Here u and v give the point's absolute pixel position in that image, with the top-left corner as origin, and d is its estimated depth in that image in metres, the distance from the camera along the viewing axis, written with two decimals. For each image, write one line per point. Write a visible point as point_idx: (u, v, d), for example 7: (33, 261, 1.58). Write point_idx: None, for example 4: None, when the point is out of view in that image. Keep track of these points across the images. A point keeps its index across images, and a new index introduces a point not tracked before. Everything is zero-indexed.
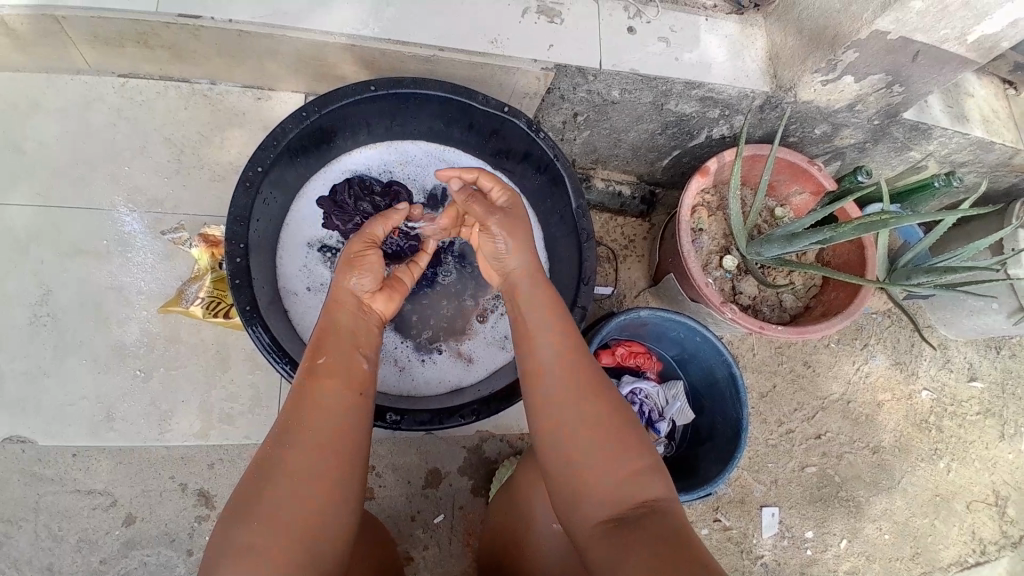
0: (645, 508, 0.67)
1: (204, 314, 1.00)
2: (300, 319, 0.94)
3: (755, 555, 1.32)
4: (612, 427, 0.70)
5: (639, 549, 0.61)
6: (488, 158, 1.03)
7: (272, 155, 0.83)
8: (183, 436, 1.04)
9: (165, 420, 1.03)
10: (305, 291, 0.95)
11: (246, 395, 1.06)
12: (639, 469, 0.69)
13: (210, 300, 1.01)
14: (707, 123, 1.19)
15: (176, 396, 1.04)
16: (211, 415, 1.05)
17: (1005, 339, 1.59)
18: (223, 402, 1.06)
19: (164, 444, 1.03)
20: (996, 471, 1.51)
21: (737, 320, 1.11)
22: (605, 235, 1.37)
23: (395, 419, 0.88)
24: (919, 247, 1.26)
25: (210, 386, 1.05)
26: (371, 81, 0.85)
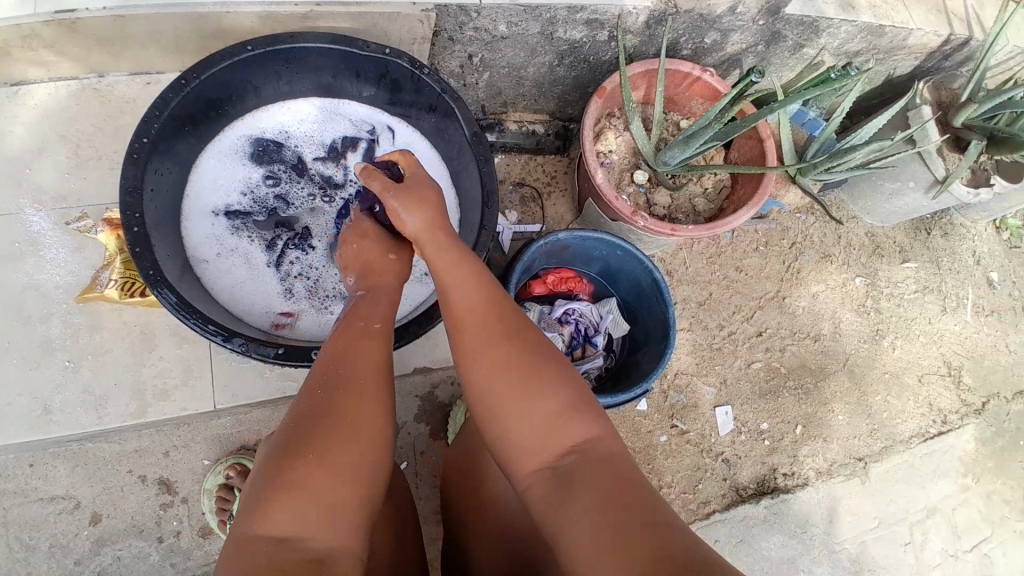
0: (580, 453, 0.69)
1: (120, 295, 1.02)
2: (214, 284, 0.95)
3: (715, 452, 1.38)
4: (542, 370, 0.71)
5: (579, 502, 0.64)
6: (383, 104, 1.05)
7: (156, 127, 0.84)
8: (122, 417, 1.06)
9: (102, 405, 1.05)
10: (215, 257, 0.96)
11: (177, 367, 1.08)
12: (569, 411, 0.71)
13: (124, 281, 1.03)
14: (599, 47, 1.22)
15: (110, 377, 1.06)
16: (146, 393, 1.07)
17: (934, 220, 1.68)
18: (157, 377, 1.08)
19: (108, 425, 1.05)
20: (943, 343, 1.61)
21: (649, 227, 1.16)
22: (526, 176, 1.41)
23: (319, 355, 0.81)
24: (823, 136, 1.32)
25: (140, 365, 1.07)
26: (248, 42, 0.88)
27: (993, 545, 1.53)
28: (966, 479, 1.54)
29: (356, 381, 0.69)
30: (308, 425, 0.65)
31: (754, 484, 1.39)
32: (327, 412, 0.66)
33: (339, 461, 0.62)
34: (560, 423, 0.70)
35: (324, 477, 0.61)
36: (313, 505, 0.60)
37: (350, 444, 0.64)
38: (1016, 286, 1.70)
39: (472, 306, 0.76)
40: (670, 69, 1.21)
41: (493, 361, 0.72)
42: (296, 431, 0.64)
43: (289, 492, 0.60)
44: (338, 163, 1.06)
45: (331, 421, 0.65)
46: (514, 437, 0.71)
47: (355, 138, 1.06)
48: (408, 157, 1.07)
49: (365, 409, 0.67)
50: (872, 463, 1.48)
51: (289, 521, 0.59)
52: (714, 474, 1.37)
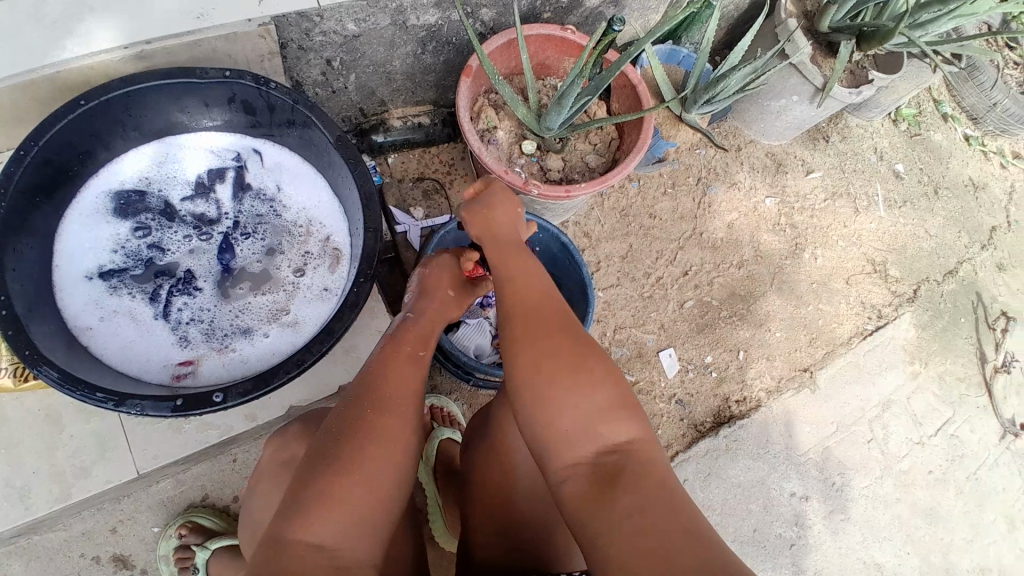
0: (619, 454, 0.71)
1: (15, 383, 0.92)
2: (103, 350, 0.91)
3: (668, 397, 1.42)
4: (593, 371, 0.74)
5: (616, 502, 0.67)
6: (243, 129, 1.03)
7: (3, 205, 0.81)
8: (48, 504, 0.96)
9: (26, 494, 0.95)
10: (98, 322, 0.92)
11: (92, 444, 0.98)
12: (609, 413, 0.73)
13: (14, 366, 0.92)
14: (457, 27, 1.21)
15: (25, 467, 0.95)
16: (66, 473, 0.96)
17: (830, 126, 1.73)
18: (73, 456, 0.97)
19: (37, 513, 0.95)
20: (863, 243, 1.67)
21: (544, 194, 1.16)
22: (425, 170, 1.40)
23: (219, 397, 0.79)
24: (697, 68, 1.34)
25: (52, 447, 0.96)
26: (79, 96, 0.84)
27: (959, 424, 1.60)
28: (915, 367, 1.61)
29: (398, 401, 0.78)
30: (351, 439, 0.74)
31: (711, 417, 1.43)
32: (363, 432, 0.74)
33: (369, 475, 0.72)
34: (602, 422, 0.72)
35: (366, 475, 0.72)
36: (348, 514, 0.70)
37: (375, 458, 0.73)
38: (919, 173, 1.77)
39: (533, 306, 0.79)
40: (530, 35, 1.21)
41: (546, 359, 0.74)
42: (344, 430, 0.75)
43: (329, 501, 0.69)
44: (209, 198, 1.03)
45: (373, 438, 0.74)
46: (557, 435, 0.73)
47: (222, 168, 1.03)
48: (281, 176, 1.05)
49: (398, 424, 0.76)
50: (818, 371, 1.53)
51: (324, 526, 0.68)
52: (670, 418, 1.41)
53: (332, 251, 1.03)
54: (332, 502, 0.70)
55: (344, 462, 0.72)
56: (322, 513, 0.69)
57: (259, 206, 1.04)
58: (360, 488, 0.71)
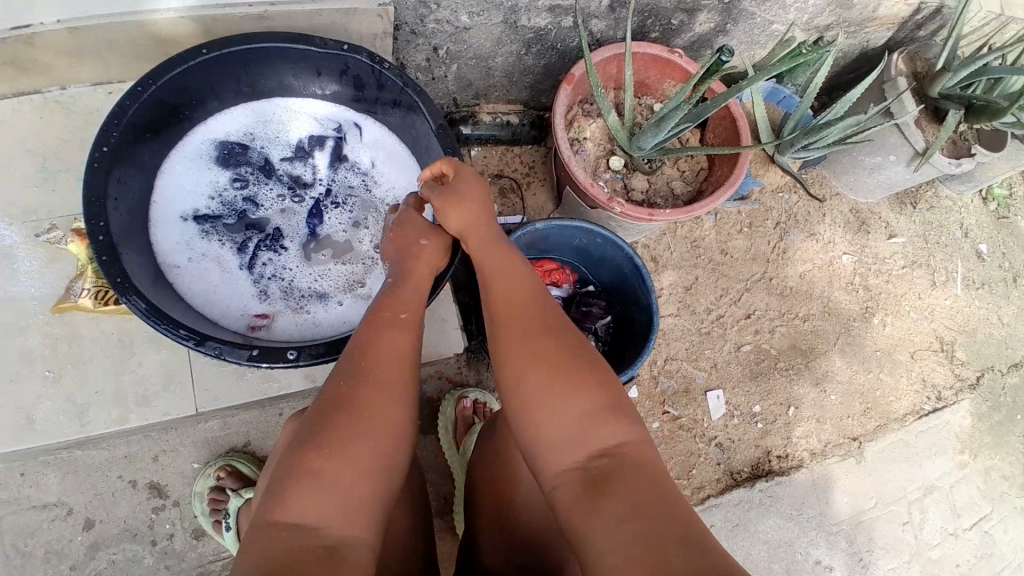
0: (612, 458, 0.71)
1: (95, 304, 0.97)
2: (186, 289, 0.95)
3: (707, 438, 1.39)
4: (583, 370, 0.74)
5: (612, 508, 0.66)
6: (349, 102, 1.04)
7: (116, 135, 0.84)
8: (104, 424, 0.99)
9: (85, 412, 0.98)
10: (186, 262, 0.96)
11: (157, 373, 1.01)
12: (602, 413, 0.73)
13: (97, 289, 0.98)
14: (565, 34, 1.21)
15: (93, 385, 0.99)
16: (128, 398, 1.00)
17: (919, 193, 1.67)
18: (138, 381, 1.01)
19: (91, 432, 0.98)
20: (934, 318, 1.61)
21: (626, 213, 1.16)
22: (504, 167, 1.40)
23: (294, 354, 0.82)
24: (798, 112, 1.31)
25: (120, 370, 1.00)
26: (202, 45, 0.87)
27: (992, 522, 1.52)
28: (965, 457, 1.54)
29: (383, 375, 0.73)
30: (332, 418, 0.69)
31: (749, 467, 1.40)
32: (346, 410, 0.69)
33: (354, 456, 0.67)
34: (594, 423, 0.72)
35: (352, 452, 0.67)
36: (335, 497, 0.65)
37: (357, 438, 0.68)
38: (1005, 256, 1.69)
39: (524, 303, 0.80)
40: (637, 53, 1.20)
41: (531, 356, 0.75)
42: (327, 406, 0.70)
43: (306, 478, 0.65)
44: (306, 162, 1.05)
45: (357, 415, 0.69)
46: (549, 435, 0.73)
47: (322, 136, 1.05)
48: (378, 153, 1.06)
49: (396, 401, 0.72)
50: (867, 442, 1.48)
51: (309, 510, 0.64)
52: (708, 460, 1.38)
53: None
54: (318, 476, 0.65)
55: (329, 438, 0.67)
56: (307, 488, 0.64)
57: (352, 178, 1.06)
58: (352, 468, 0.67)
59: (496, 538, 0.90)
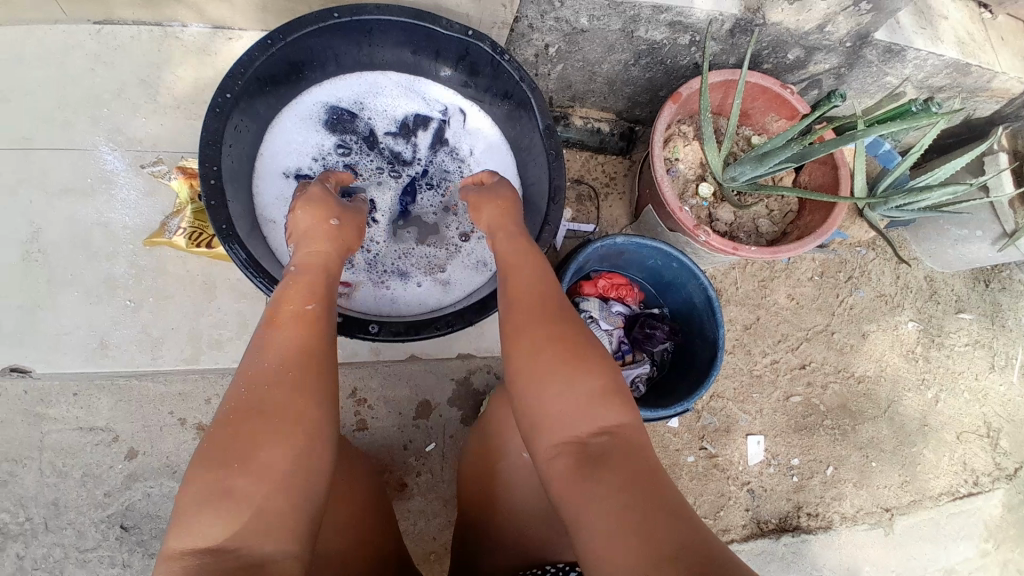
0: (608, 437, 0.66)
1: (187, 244, 1.05)
2: (277, 244, 0.98)
3: (741, 482, 1.37)
4: (574, 350, 0.69)
5: (608, 492, 0.60)
6: (458, 87, 1.06)
7: (237, 84, 0.85)
8: (174, 361, 1.08)
9: (158, 345, 1.07)
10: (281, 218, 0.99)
11: (234, 322, 1.10)
12: (594, 395, 0.67)
13: (192, 230, 1.05)
14: (678, 51, 1.18)
15: (170, 321, 1.08)
16: (201, 339, 1.09)
17: (994, 272, 1.62)
18: (214, 327, 1.09)
19: (161, 367, 1.08)
20: (986, 402, 1.55)
21: (712, 243, 1.12)
22: (586, 173, 1.39)
23: (375, 329, 0.86)
24: (897, 171, 1.27)
25: (199, 312, 1.09)
26: (333, 8, 0.87)
27: None
28: (987, 546, 1.49)
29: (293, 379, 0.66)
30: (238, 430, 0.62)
31: (776, 519, 1.37)
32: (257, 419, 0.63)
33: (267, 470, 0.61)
34: (590, 405, 0.66)
35: (269, 458, 0.62)
36: (251, 512, 0.59)
37: (273, 446, 0.62)
38: None
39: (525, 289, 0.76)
40: (750, 83, 1.17)
41: (525, 340, 0.70)
42: (238, 418, 0.64)
43: (230, 498, 0.59)
44: (408, 139, 1.07)
45: (263, 424, 0.63)
46: (546, 414, 0.67)
47: (428, 116, 1.07)
48: (478, 142, 1.08)
49: (305, 404, 0.66)
50: (899, 516, 1.45)
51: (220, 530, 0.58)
52: (737, 504, 1.36)
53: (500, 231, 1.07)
54: (238, 487, 0.60)
55: (237, 446, 0.62)
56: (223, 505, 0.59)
57: (449, 162, 1.08)
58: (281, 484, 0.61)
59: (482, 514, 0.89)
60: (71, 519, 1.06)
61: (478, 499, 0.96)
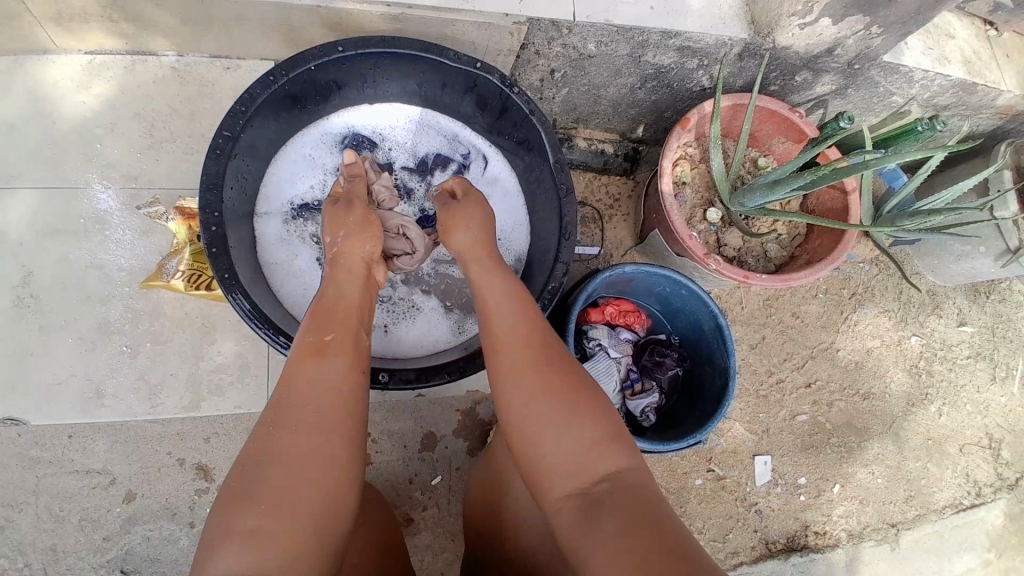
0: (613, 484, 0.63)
1: (186, 287, 1.02)
2: (272, 274, 1.02)
3: (749, 503, 1.36)
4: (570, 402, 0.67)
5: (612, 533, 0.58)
6: (483, 132, 1.10)
7: (241, 122, 0.85)
8: (176, 411, 1.06)
9: (158, 393, 1.05)
10: (278, 247, 1.03)
11: (236, 366, 1.08)
12: (597, 444, 0.65)
13: (191, 272, 1.02)
14: (686, 74, 1.16)
15: (167, 368, 1.06)
16: (202, 387, 1.07)
17: (992, 284, 1.58)
18: (215, 372, 1.07)
19: (159, 416, 1.05)
20: (987, 414, 1.53)
21: (722, 271, 1.11)
22: (589, 195, 1.37)
23: (385, 378, 0.86)
24: (903, 192, 1.25)
25: (199, 358, 1.07)
26: (339, 42, 0.88)
27: None
28: (989, 555, 1.48)
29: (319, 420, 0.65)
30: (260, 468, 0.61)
31: (784, 539, 1.37)
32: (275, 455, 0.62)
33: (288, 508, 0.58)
34: (591, 454, 0.65)
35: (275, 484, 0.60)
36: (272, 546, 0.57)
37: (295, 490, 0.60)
38: None
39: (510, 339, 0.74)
40: (760, 107, 1.16)
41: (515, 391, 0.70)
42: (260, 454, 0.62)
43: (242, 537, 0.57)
44: (423, 177, 1.12)
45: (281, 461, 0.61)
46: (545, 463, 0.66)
47: (449, 157, 1.12)
48: (493, 189, 1.12)
49: (314, 443, 0.63)
50: (905, 531, 1.44)
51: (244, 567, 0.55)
52: (746, 525, 1.36)
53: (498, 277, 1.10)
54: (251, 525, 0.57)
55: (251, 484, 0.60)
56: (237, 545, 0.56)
57: None
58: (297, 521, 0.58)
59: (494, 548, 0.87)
60: (70, 565, 1.03)
61: (483, 529, 0.90)
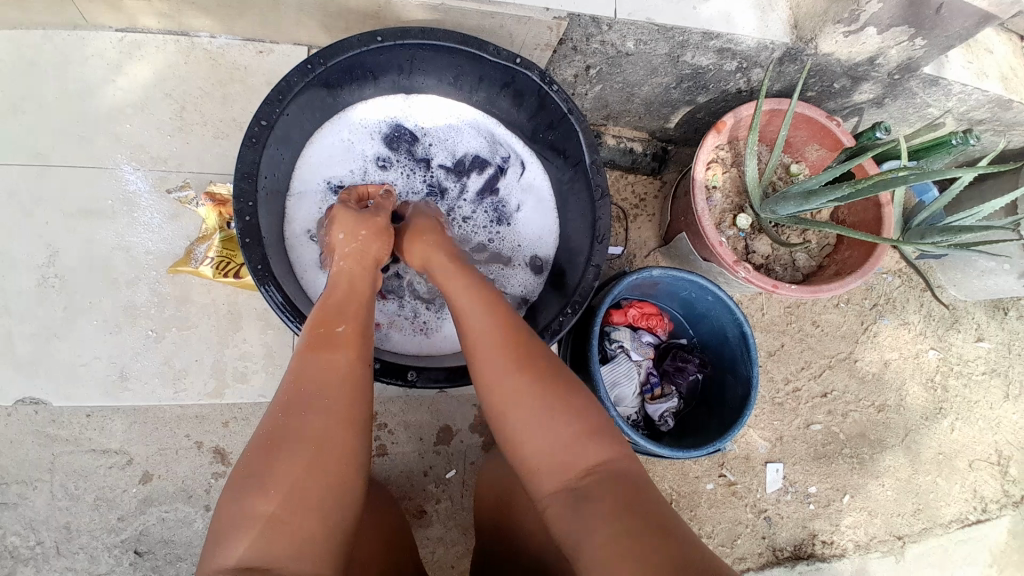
0: (594, 474, 0.66)
1: (214, 274, 1.01)
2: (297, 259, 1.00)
3: (758, 509, 1.37)
4: (552, 395, 0.69)
5: (599, 522, 0.61)
6: (525, 140, 1.09)
7: (277, 110, 0.83)
8: (197, 396, 1.05)
9: (181, 378, 1.05)
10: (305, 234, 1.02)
11: (258, 353, 1.07)
12: (581, 435, 0.68)
13: (220, 259, 1.01)
14: (723, 77, 1.14)
15: (191, 353, 1.05)
16: (225, 372, 1.06)
17: (1013, 300, 1.57)
18: (238, 358, 1.07)
19: (181, 401, 1.05)
20: (998, 431, 1.53)
21: (750, 279, 1.10)
22: (615, 194, 1.35)
23: (413, 376, 0.87)
24: (934, 206, 1.23)
25: (223, 344, 1.06)
26: (378, 31, 0.86)
27: None
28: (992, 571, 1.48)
29: (327, 410, 0.65)
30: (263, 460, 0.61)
31: (791, 546, 1.37)
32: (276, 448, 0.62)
33: (302, 495, 0.59)
34: (572, 445, 0.67)
35: (290, 470, 0.60)
36: (284, 537, 0.57)
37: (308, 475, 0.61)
38: None
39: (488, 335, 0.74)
40: (796, 113, 1.14)
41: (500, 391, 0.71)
42: (273, 438, 0.63)
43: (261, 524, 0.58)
44: (459, 177, 1.11)
45: (293, 448, 0.62)
46: (530, 455, 0.68)
47: (488, 160, 1.10)
48: (527, 199, 1.11)
49: (324, 425, 0.64)
50: (910, 543, 1.45)
51: (260, 554, 0.56)
52: (754, 531, 1.36)
53: (524, 284, 1.09)
54: (266, 512, 0.58)
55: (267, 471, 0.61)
56: (256, 531, 0.57)
57: (494, 211, 1.11)
58: (310, 506, 0.60)
59: (499, 539, 0.89)
60: (84, 544, 1.03)
61: (491, 524, 0.91)
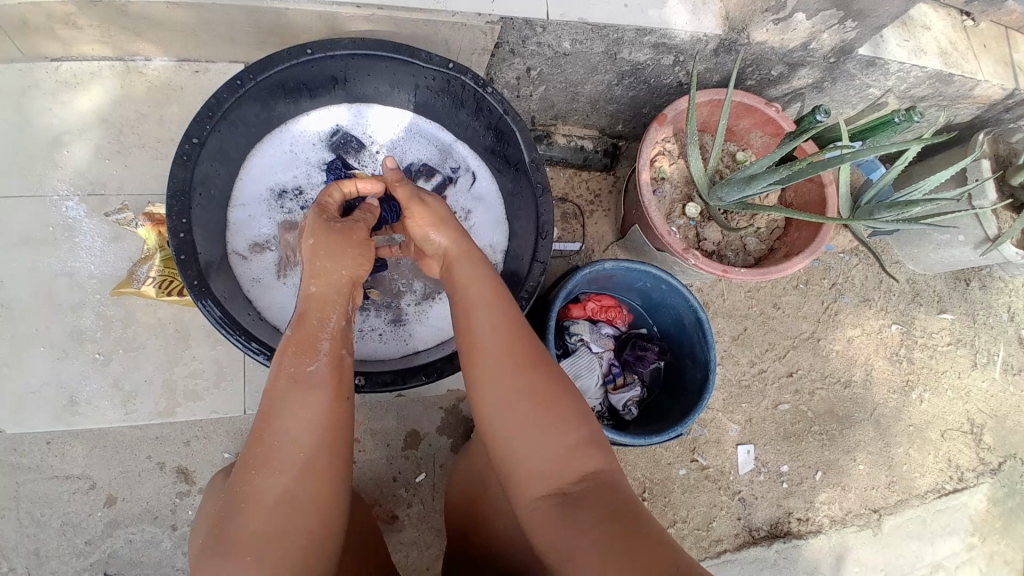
0: (586, 481, 0.65)
1: (157, 293, 1.02)
2: (239, 269, 1.03)
3: (731, 491, 1.38)
4: (548, 396, 0.68)
5: (589, 528, 0.59)
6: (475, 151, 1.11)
7: (209, 127, 0.85)
8: (150, 416, 1.06)
9: (131, 400, 1.05)
10: (248, 243, 1.04)
11: (211, 369, 1.09)
12: (577, 445, 0.67)
13: (162, 279, 1.02)
14: (661, 70, 1.16)
15: (140, 374, 1.06)
16: (177, 391, 1.07)
17: (975, 271, 1.59)
18: (190, 377, 1.08)
19: (135, 422, 1.06)
20: (969, 399, 1.55)
21: (700, 265, 1.12)
22: (570, 192, 1.37)
23: (360, 382, 0.88)
24: (881, 184, 1.26)
25: (173, 363, 1.07)
26: (309, 44, 0.87)
27: None
28: (973, 539, 1.50)
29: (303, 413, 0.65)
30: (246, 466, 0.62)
31: (767, 526, 1.39)
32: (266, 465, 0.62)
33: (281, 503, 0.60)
34: (569, 454, 0.66)
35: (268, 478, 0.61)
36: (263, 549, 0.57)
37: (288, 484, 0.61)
38: None
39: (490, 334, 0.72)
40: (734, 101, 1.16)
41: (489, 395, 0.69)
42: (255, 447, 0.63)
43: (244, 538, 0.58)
44: None
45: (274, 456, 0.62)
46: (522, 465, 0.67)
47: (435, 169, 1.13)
48: (474, 207, 1.13)
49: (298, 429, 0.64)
50: (887, 516, 1.47)
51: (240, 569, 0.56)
52: (728, 513, 1.38)
53: None
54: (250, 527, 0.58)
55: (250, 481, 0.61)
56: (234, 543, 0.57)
57: None
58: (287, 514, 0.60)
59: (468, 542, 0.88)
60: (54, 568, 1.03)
61: (461, 524, 0.92)
